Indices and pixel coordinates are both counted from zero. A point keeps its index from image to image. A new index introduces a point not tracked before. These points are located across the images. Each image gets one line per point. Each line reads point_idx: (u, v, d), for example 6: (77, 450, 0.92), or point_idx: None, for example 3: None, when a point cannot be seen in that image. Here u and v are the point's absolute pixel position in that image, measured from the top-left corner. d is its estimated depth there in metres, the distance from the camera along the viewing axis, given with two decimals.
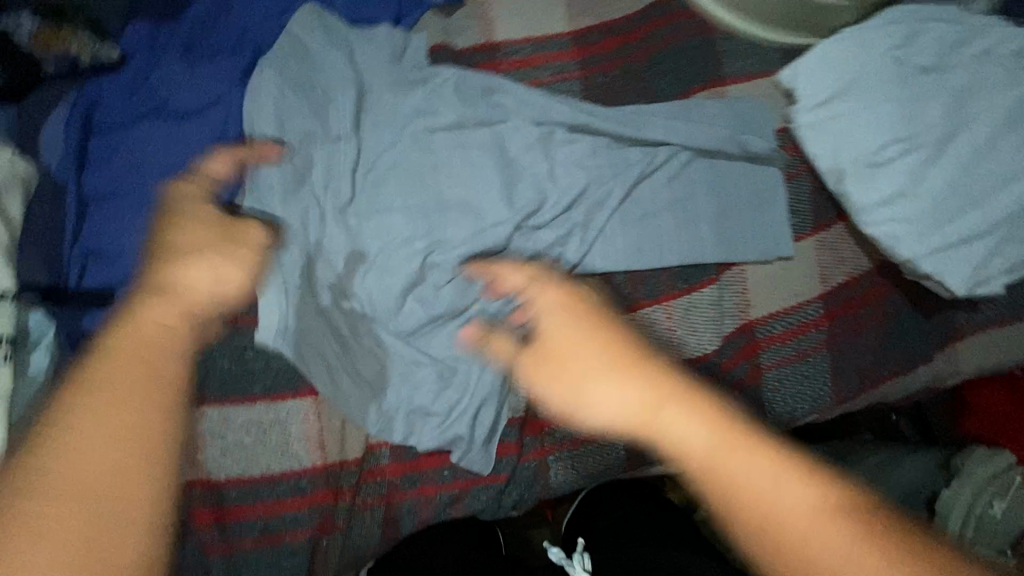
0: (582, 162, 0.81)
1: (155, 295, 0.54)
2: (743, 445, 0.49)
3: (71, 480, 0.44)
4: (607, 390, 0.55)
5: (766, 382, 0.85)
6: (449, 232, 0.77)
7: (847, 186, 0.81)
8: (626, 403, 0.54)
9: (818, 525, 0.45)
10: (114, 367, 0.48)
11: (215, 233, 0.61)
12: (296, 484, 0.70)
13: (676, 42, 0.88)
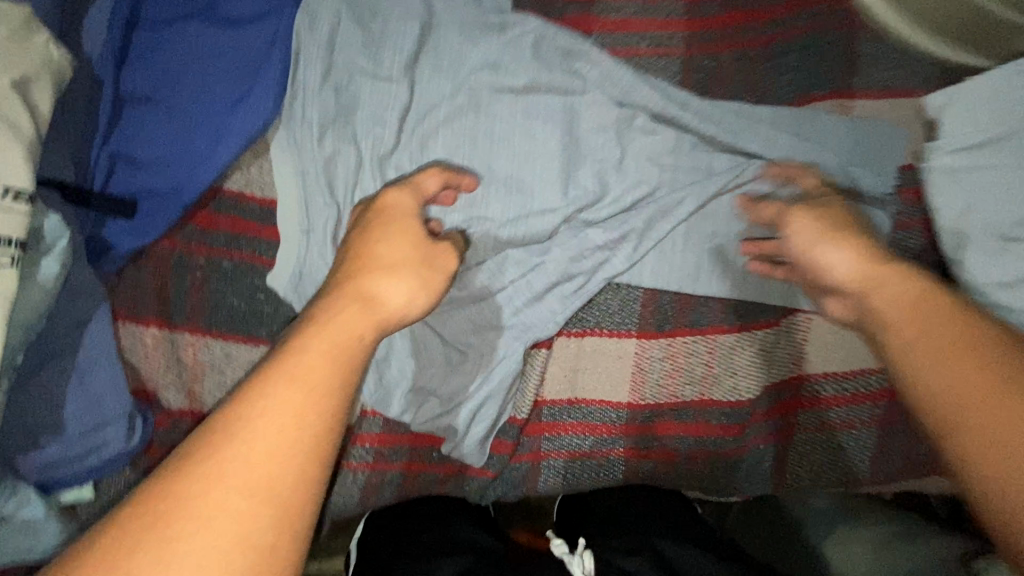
0: (658, 158, 0.70)
1: (361, 307, 0.48)
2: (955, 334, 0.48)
3: (230, 471, 0.35)
4: (836, 250, 0.61)
5: (795, 443, 0.78)
6: (490, 208, 0.70)
7: (967, 255, 0.67)
8: (856, 267, 0.59)
9: (958, 385, 0.45)
10: (311, 370, 0.41)
11: (417, 251, 0.55)
12: None
13: (808, 32, 0.72)
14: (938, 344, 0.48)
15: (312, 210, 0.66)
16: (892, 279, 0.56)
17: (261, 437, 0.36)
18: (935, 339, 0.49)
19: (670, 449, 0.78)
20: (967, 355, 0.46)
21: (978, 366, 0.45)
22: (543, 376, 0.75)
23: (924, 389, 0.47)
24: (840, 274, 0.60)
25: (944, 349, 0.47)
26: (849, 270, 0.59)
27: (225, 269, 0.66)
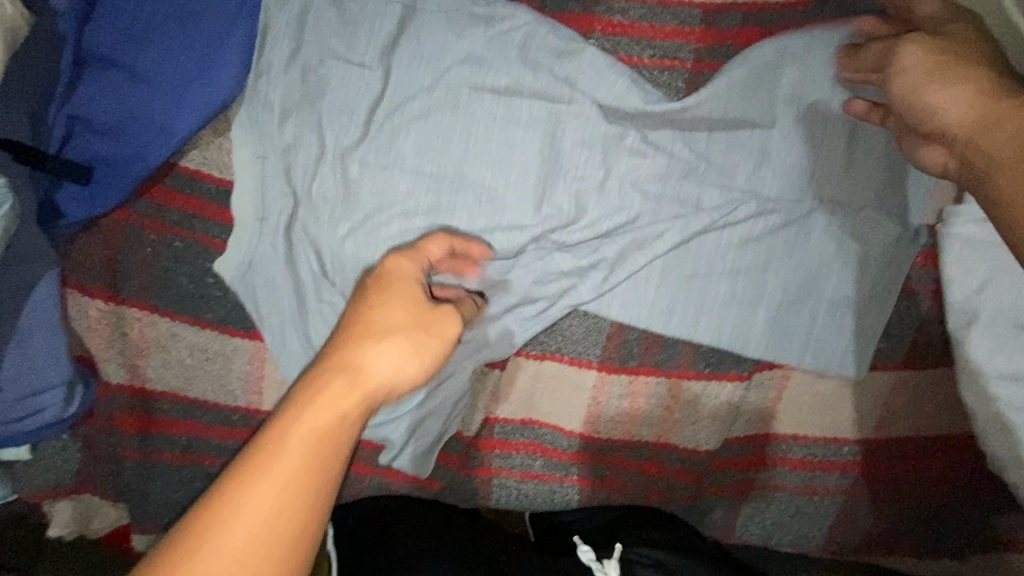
0: (643, 186, 0.64)
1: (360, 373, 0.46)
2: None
3: (212, 562, 0.38)
4: (941, 88, 0.49)
5: (752, 498, 0.73)
6: (456, 215, 0.65)
7: (972, 335, 0.61)
8: (957, 96, 0.48)
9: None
10: (310, 445, 0.42)
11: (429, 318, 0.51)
12: (230, 417, 0.68)
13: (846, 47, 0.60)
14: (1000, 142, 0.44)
15: (269, 199, 0.64)
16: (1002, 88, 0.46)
17: (252, 515, 0.39)
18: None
19: (623, 484, 0.75)
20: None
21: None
22: (496, 394, 0.73)
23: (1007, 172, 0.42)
24: (952, 121, 0.48)
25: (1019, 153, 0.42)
26: (946, 104, 0.49)
27: (176, 248, 0.64)
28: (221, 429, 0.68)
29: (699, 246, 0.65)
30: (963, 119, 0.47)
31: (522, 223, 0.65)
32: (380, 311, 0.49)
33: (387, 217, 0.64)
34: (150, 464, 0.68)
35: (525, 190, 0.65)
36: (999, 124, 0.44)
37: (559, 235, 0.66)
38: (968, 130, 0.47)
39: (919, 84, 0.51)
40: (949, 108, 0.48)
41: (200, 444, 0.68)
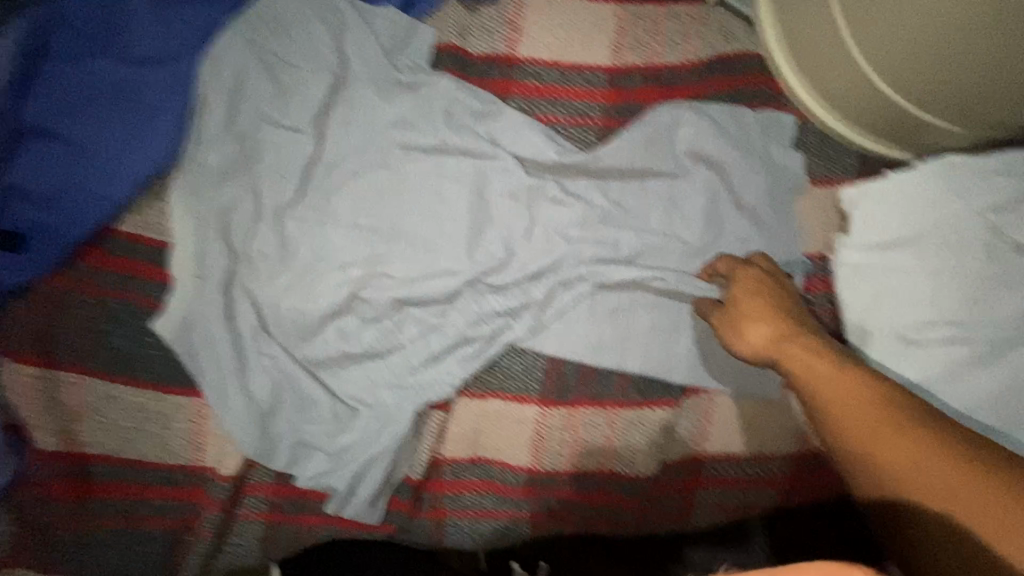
0: (565, 231, 0.69)
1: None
2: (846, 378, 0.53)
3: None
4: (751, 330, 0.61)
5: (697, 521, 0.75)
6: (393, 266, 0.69)
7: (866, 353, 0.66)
8: (767, 329, 0.61)
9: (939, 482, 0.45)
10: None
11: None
12: (171, 476, 0.68)
13: (729, 128, 0.70)
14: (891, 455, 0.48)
15: (207, 257, 0.66)
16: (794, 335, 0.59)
17: None
18: (861, 406, 0.51)
19: (574, 515, 0.76)
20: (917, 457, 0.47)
21: (882, 426, 0.49)
22: (441, 434, 0.74)
23: (850, 427, 0.51)
24: (753, 334, 0.61)
25: (879, 441, 0.49)
26: (761, 339, 0.61)
27: (112, 309, 0.65)
28: (163, 490, 0.68)
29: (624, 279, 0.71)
30: (767, 340, 0.60)
31: (454, 268, 0.69)
32: None
33: (323, 268, 0.67)
34: (86, 532, 0.66)
35: (524, 256, 0.70)
36: (795, 354, 0.58)
37: (490, 279, 0.70)
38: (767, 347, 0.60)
39: (738, 313, 0.63)
40: (758, 329, 0.61)
41: (138, 506, 0.67)
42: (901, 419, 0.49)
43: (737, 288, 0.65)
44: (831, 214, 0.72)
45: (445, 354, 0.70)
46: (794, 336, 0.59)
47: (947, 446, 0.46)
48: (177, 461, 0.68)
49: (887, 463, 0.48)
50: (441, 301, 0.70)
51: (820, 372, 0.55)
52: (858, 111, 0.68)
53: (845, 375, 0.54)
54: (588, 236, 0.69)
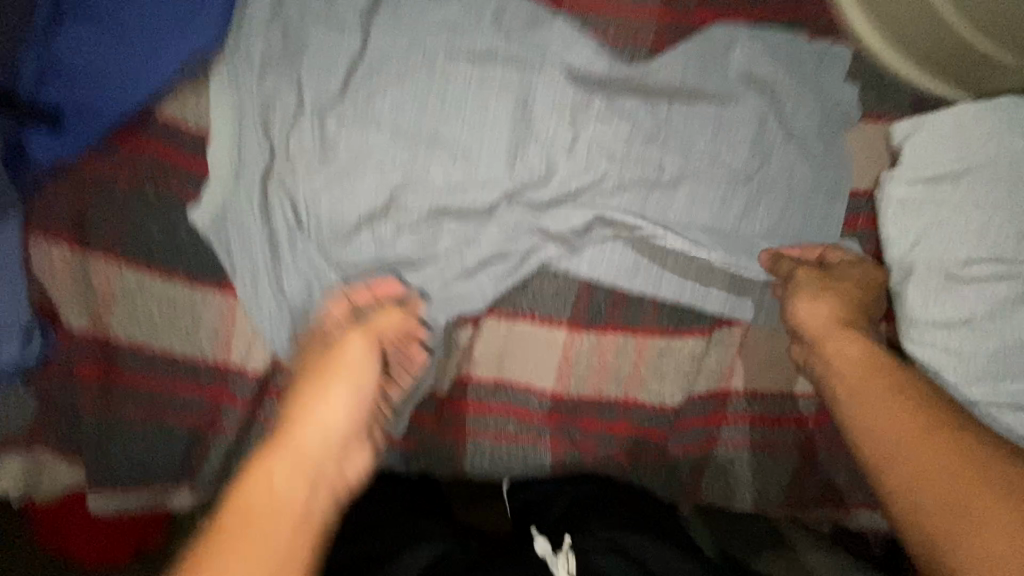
0: (608, 148, 0.68)
1: (318, 392, 0.61)
2: (886, 374, 0.59)
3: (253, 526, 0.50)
4: (807, 300, 0.66)
5: (715, 456, 0.77)
6: (431, 174, 0.67)
7: (908, 289, 0.65)
8: (826, 311, 0.65)
9: (901, 423, 0.55)
10: (277, 501, 0.52)
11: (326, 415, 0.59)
12: (194, 371, 0.67)
13: (783, 53, 0.68)
14: (901, 446, 0.53)
15: (246, 149, 0.65)
16: (855, 332, 0.63)
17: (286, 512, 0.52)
18: (884, 402, 0.57)
19: (594, 444, 0.77)
20: (908, 429, 0.54)
21: (906, 424, 0.54)
22: (469, 351, 0.74)
23: (873, 420, 0.57)
24: (801, 310, 0.66)
25: (900, 436, 0.54)
26: (814, 317, 0.65)
27: (147, 197, 0.64)
28: (185, 385, 0.67)
29: (668, 202, 0.69)
30: (817, 316, 0.65)
31: (494, 181, 0.68)
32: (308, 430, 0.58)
33: (362, 168, 0.66)
34: (110, 416, 0.66)
35: (566, 172, 0.68)
36: (837, 336, 0.63)
37: (532, 194, 0.69)
38: (815, 330, 0.65)
39: (794, 284, 0.67)
40: (812, 306, 0.66)
41: (162, 400, 0.67)
42: (931, 425, 0.54)
43: (834, 274, 0.67)
44: (879, 150, 0.71)
45: (479, 267, 0.69)
46: (853, 332, 0.63)
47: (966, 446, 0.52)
48: (202, 356, 0.67)
49: (891, 448, 0.54)
50: (481, 213, 0.69)
51: (850, 357, 0.61)
52: (919, 35, 0.67)
53: (885, 375, 0.59)
54: (631, 155, 0.68)
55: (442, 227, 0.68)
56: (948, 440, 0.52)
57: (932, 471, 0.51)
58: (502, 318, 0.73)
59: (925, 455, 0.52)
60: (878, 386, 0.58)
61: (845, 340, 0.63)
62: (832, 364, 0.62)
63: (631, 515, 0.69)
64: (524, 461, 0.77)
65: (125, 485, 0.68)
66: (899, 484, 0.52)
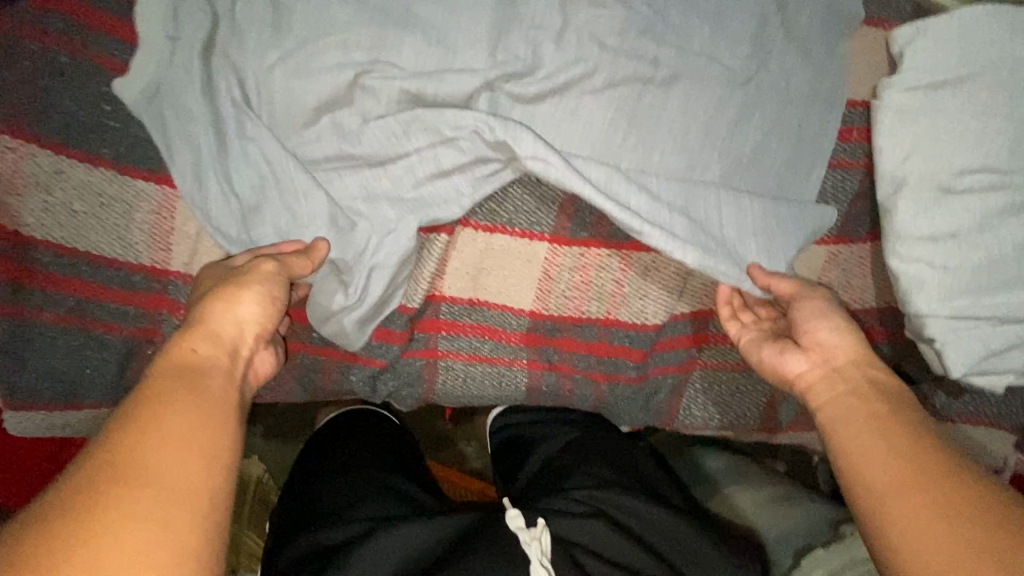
0: (601, 39, 0.62)
1: (227, 295, 0.51)
2: (864, 373, 0.56)
3: (147, 466, 0.39)
4: (833, 330, 0.59)
5: (694, 379, 0.75)
6: (402, 56, 0.59)
7: (900, 201, 0.63)
8: (852, 345, 0.58)
9: (869, 426, 0.51)
10: (202, 401, 0.44)
11: (217, 345, 0.49)
12: (127, 276, 0.59)
13: None
14: (864, 439, 0.51)
15: (183, 13, 0.55)
16: (875, 369, 0.56)
17: (175, 433, 0.41)
18: (853, 397, 0.54)
19: (572, 366, 0.73)
20: (870, 424, 0.51)
21: (871, 421, 0.52)
22: (443, 265, 0.68)
23: (838, 414, 0.54)
24: (820, 336, 0.59)
25: (857, 427, 0.52)
26: (825, 336, 0.59)
27: (63, 66, 0.55)
28: (116, 292, 0.59)
29: (665, 100, 0.63)
30: (831, 335, 0.59)
31: (474, 65, 0.60)
32: (207, 344, 0.48)
33: (321, 43, 0.57)
34: (29, 324, 0.58)
35: (554, 63, 0.61)
36: (831, 354, 0.58)
37: (516, 85, 0.61)
38: (811, 344, 0.59)
39: (812, 308, 0.61)
40: (826, 332, 0.59)
41: (89, 307, 0.59)
42: (891, 423, 0.51)
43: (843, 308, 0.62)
44: (878, 57, 0.68)
45: (458, 167, 0.62)
46: (873, 368, 0.56)
47: (920, 442, 0.49)
48: (137, 260, 0.59)
49: (851, 441, 0.51)
50: (459, 103, 0.61)
51: (834, 356, 0.58)
52: None
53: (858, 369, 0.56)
54: (625, 47, 0.62)
55: (414, 115, 0.60)
56: (908, 442, 0.49)
57: (877, 459, 0.49)
58: (479, 231, 0.68)
59: (876, 455, 0.49)
60: (852, 382, 0.55)
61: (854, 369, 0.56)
62: (822, 374, 0.57)
63: (613, 475, 0.65)
64: (497, 385, 0.74)
65: (51, 403, 0.61)
66: (861, 482, 0.49)
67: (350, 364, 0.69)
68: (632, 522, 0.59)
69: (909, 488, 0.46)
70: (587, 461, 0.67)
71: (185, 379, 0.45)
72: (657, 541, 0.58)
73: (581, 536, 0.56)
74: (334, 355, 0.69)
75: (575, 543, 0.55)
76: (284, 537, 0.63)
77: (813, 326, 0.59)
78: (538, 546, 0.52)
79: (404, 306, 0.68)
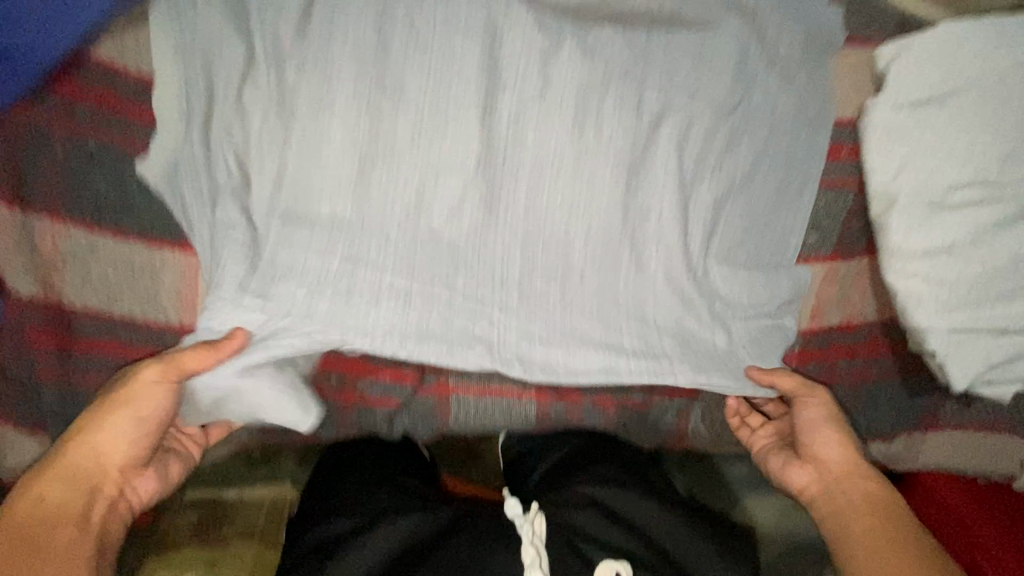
0: (585, 88, 0.65)
1: (110, 408, 0.59)
2: (855, 481, 0.64)
3: None
4: (827, 440, 0.67)
5: (700, 399, 0.78)
6: (398, 125, 0.63)
7: (892, 219, 0.64)
8: (845, 455, 0.66)
9: (858, 536, 0.59)
10: (53, 542, 0.52)
11: (79, 472, 0.57)
12: (160, 337, 0.64)
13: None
14: (857, 550, 0.58)
15: (194, 96, 0.60)
16: (866, 480, 0.64)
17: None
18: (844, 507, 0.62)
19: (578, 392, 0.77)
20: (860, 534, 0.59)
21: (864, 532, 0.59)
22: None
23: (835, 524, 0.62)
24: (820, 450, 0.67)
25: (853, 538, 0.60)
26: (823, 448, 0.67)
27: (91, 151, 0.60)
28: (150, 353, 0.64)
29: (651, 138, 0.66)
30: (827, 446, 0.67)
31: (465, 123, 0.64)
32: (58, 485, 0.56)
33: (323, 116, 0.61)
34: (73, 387, 0.63)
35: (541, 113, 0.65)
36: (825, 463, 0.66)
37: (503, 141, 0.65)
38: (808, 451, 0.67)
39: (806, 420, 0.68)
40: (822, 443, 0.67)
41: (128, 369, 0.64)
42: (881, 534, 0.58)
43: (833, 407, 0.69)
44: (864, 76, 0.68)
45: (457, 217, 0.65)
46: (859, 478, 0.64)
47: (906, 551, 0.56)
48: (166, 322, 0.64)
49: (847, 550, 0.59)
50: (451, 161, 0.64)
51: (827, 467, 0.66)
52: None
53: (850, 479, 0.64)
54: (608, 92, 0.65)
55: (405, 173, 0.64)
56: (896, 554, 0.56)
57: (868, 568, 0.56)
58: None
59: (875, 556, 0.57)
60: (846, 491, 0.63)
61: (850, 479, 0.64)
62: (822, 484, 0.66)
63: (619, 474, 0.67)
64: (508, 416, 0.77)
65: None
66: None
67: (368, 407, 0.73)
68: (641, 519, 0.62)
69: None
70: (589, 462, 0.69)
71: (45, 517, 0.54)
72: (657, 534, 0.61)
73: (588, 525, 0.58)
74: (350, 399, 0.73)
75: (582, 532, 0.57)
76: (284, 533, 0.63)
77: (812, 436, 0.67)
78: (532, 527, 0.55)
79: None
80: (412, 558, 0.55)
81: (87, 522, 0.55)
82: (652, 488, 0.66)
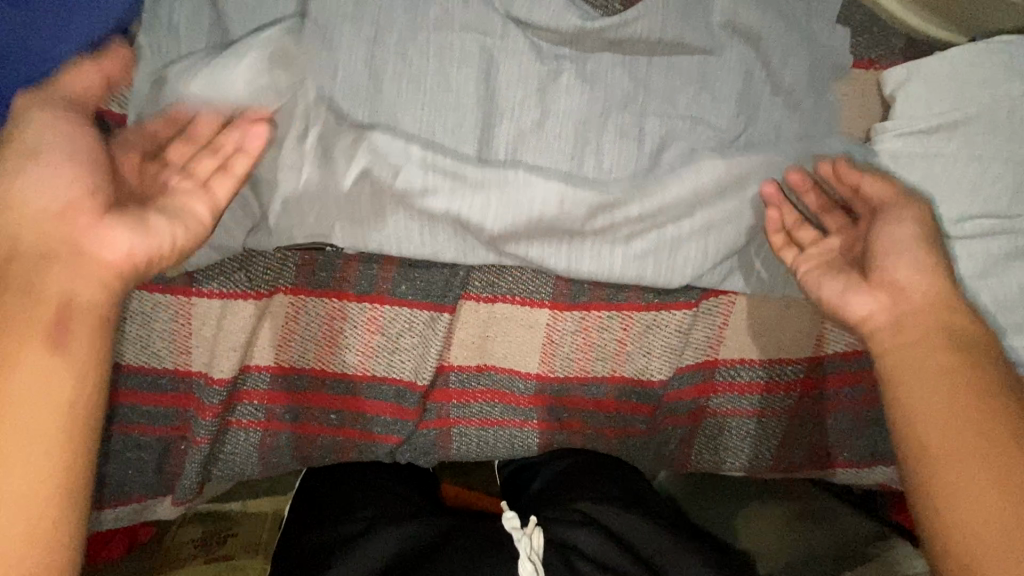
0: (584, 117, 0.63)
1: (42, 158, 0.47)
2: (937, 313, 0.55)
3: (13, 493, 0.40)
4: (910, 264, 0.56)
5: (703, 426, 0.76)
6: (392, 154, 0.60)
7: None
8: (927, 283, 0.56)
9: (939, 382, 0.51)
10: (40, 386, 0.42)
11: (52, 181, 0.47)
12: (156, 380, 0.65)
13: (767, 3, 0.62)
14: (939, 403, 0.50)
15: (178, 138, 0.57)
16: (949, 317, 0.55)
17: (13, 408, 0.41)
18: (920, 356, 0.53)
19: (580, 421, 0.76)
20: (940, 390, 0.51)
21: (943, 379, 0.51)
22: (450, 341, 0.70)
23: (906, 370, 0.53)
24: (900, 277, 0.56)
25: (934, 388, 0.51)
26: (907, 274, 0.56)
27: None
28: (147, 395, 0.65)
29: (652, 169, 0.64)
30: (908, 270, 0.56)
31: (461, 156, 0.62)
32: (39, 193, 0.46)
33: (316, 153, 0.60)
34: None
35: (539, 144, 0.63)
36: (906, 308, 0.55)
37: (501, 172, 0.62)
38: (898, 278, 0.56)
39: (886, 242, 0.58)
40: (897, 270, 0.57)
41: (127, 412, 0.65)
42: (965, 392, 0.50)
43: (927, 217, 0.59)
44: (871, 99, 0.67)
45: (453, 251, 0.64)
46: (948, 311, 0.55)
47: (1002, 417, 0.49)
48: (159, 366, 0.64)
49: (924, 404, 0.51)
50: (448, 196, 0.61)
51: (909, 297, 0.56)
52: None
53: (931, 324, 0.54)
54: (606, 122, 0.63)
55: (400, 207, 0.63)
56: (982, 418, 0.49)
57: (939, 438, 0.49)
58: (476, 304, 0.70)
59: (935, 407, 0.50)
60: (919, 326, 0.54)
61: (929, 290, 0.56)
62: (891, 315, 0.56)
63: (613, 489, 0.72)
64: (508, 445, 0.76)
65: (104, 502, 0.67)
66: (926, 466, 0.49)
67: (367, 443, 0.72)
68: (628, 533, 0.67)
69: (977, 471, 0.47)
70: (582, 478, 0.73)
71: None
72: (642, 546, 0.65)
73: (577, 542, 0.64)
74: (347, 435, 0.71)
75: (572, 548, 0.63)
76: (300, 529, 0.71)
77: (894, 250, 0.57)
78: (528, 541, 0.61)
79: (408, 380, 0.70)
80: (406, 570, 0.62)
81: (61, 300, 0.44)
82: (642, 499, 0.72)
